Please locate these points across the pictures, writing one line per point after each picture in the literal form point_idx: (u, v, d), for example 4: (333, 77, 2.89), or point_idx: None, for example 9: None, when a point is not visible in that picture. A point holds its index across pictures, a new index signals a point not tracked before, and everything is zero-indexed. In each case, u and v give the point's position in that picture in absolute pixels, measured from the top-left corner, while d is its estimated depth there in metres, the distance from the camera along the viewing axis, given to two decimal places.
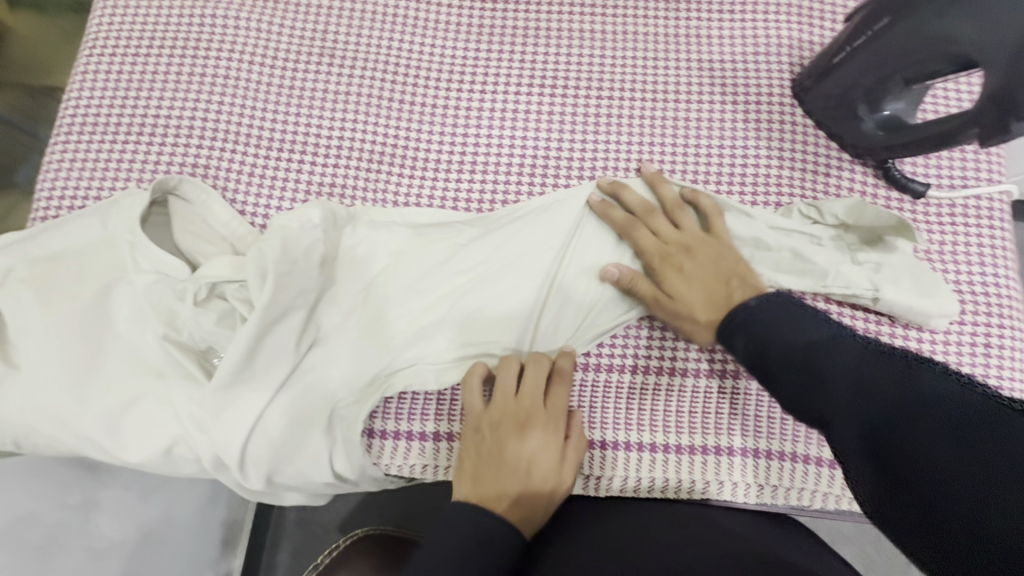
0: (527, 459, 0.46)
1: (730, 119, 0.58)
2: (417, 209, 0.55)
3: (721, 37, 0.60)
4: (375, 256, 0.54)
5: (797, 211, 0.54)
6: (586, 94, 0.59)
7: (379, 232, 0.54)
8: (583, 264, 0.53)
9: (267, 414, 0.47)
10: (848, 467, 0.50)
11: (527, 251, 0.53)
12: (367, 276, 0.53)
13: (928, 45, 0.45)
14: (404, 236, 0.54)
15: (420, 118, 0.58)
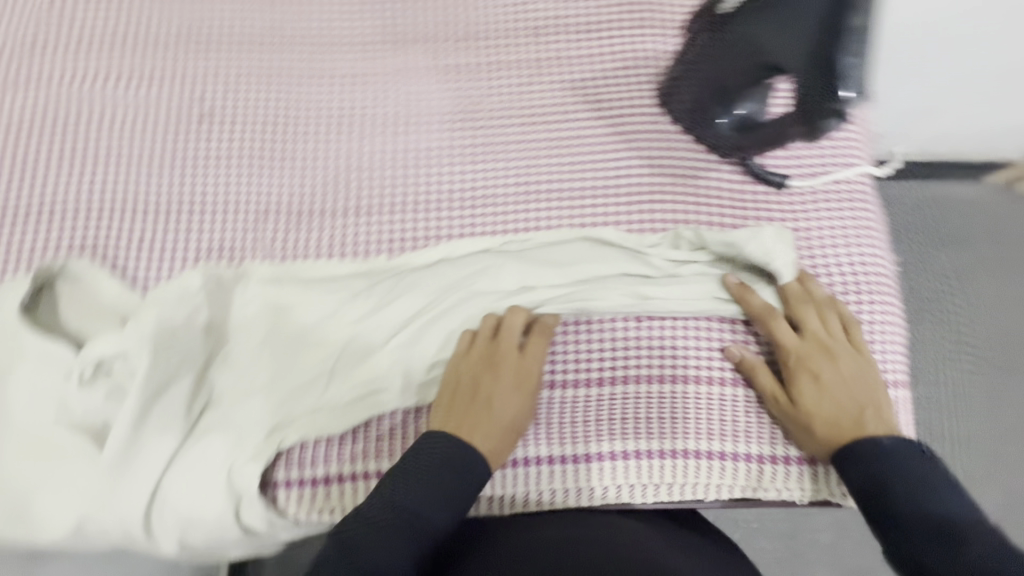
0: (493, 399, 0.52)
1: (601, 137, 0.61)
2: (304, 261, 0.57)
3: (587, 58, 0.62)
4: (266, 312, 0.54)
5: (681, 233, 0.56)
6: (463, 127, 0.61)
7: (269, 288, 0.55)
8: (464, 294, 0.56)
9: (166, 480, 0.49)
10: (738, 456, 0.53)
11: (408, 288, 0.56)
12: (258, 331, 0.54)
13: (751, 55, 0.50)
14: (292, 289, 0.55)
15: (303, 171, 0.60)
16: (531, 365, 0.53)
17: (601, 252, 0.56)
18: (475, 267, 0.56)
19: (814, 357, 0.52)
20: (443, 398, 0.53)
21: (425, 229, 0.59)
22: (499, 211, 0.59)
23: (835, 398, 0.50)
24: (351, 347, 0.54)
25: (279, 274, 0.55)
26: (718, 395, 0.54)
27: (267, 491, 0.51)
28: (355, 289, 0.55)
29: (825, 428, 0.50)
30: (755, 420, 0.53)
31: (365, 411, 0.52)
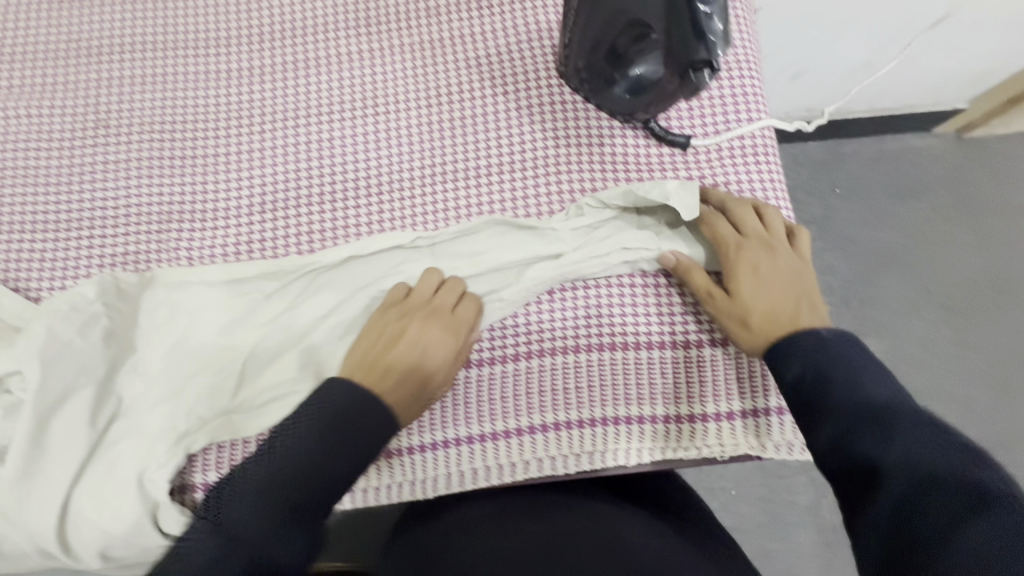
0: (415, 355, 0.52)
1: (505, 110, 0.59)
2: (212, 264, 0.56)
3: (484, 33, 0.61)
4: (176, 317, 0.54)
5: (586, 203, 0.55)
6: (363, 113, 0.59)
7: (177, 292, 0.55)
8: (376, 287, 0.56)
9: (76, 494, 0.48)
10: (654, 418, 0.53)
11: (316, 288, 0.55)
12: (171, 337, 0.54)
13: (617, 16, 0.49)
14: (203, 293, 0.55)
15: (205, 172, 0.58)
16: (449, 311, 0.52)
17: (511, 230, 0.55)
18: (384, 264, 0.56)
19: (748, 258, 0.52)
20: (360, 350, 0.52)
21: (333, 221, 0.57)
22: (406, 194, 0.57)
23: (775, 297, 0.51)
24: (262, 348, 0.53)
25: (186, 277, 0.55)
26: (634, 359, 0.54)
27: (186, 495, 0.52)
28: (263, 289, 0.55)
29: (764, 320, 0.50)
30: (673, 380, 0.53)
31: (276, 410, 0.52)
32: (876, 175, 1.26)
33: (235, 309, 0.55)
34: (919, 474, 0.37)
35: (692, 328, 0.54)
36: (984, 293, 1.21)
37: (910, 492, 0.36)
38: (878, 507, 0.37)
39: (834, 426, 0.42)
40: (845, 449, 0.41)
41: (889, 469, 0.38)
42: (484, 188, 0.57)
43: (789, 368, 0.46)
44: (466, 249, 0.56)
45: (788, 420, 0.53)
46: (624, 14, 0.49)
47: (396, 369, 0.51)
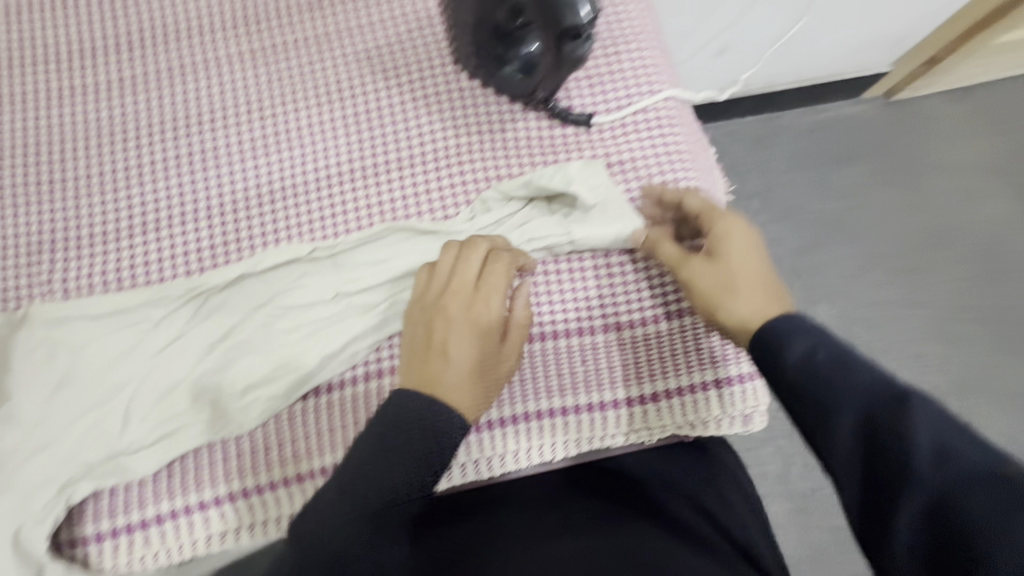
0: (446, 348, 0.46)
1: (399, 103, 0.56)
2: (91, 295, 0.50)
3: (371, 25, 0.57)
4: (55, 358, 0.48)
5: (490, 199, 0.53)
6: (248, 119, 0.55)
7: (53, 330, 0.48)
8: (278, 308, 0.51)
9: None
10: (579, 409, 0.51)
11: (208, 314, 0.50)
12: (53, 378, 0.47)
13: None
14: (84, 327, 0.49)
15: (74, 195, 0.53)
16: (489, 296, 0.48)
17: (415, 232, 0.52)
18: (283, 280, 0.51)
19: (728, 236, 0.47)
20: (445, 328, 0.47)
21: (222, 235, 0.52)
22: (299, 200, 0.53)
23: (760, 281, 0.46)
24: (154, 383, 0.49)
25: (65, 313, 0.48)
26: (552, 349, 0.51)
27: (76, 548, 0.47)
28: (153, 318, 0.50)
29: (744, 299, 0.45)
30: (594, 368, 0.51)
31: (172, 446, 0.48)
32: (811, 143, 1.27)
33: (121, 344, 0.49)
34: (956, 464, 0.34)
35: (611, 311, 0.52)
36: (926, 249, 1.23)
37: (951, 486, 0.33)
38: (915, 501, 0.34)
39: (852, 409, 0.37)
40: (874, 435, 0.36)
41: (927, 464, 0.34)
42: (384, 186, 0.54)
43: (794, 343, 0.41)
44: (371, 259, 0.52)
45: (713, 395, 0.51)
46: None
47: (472, 359, 0.46)
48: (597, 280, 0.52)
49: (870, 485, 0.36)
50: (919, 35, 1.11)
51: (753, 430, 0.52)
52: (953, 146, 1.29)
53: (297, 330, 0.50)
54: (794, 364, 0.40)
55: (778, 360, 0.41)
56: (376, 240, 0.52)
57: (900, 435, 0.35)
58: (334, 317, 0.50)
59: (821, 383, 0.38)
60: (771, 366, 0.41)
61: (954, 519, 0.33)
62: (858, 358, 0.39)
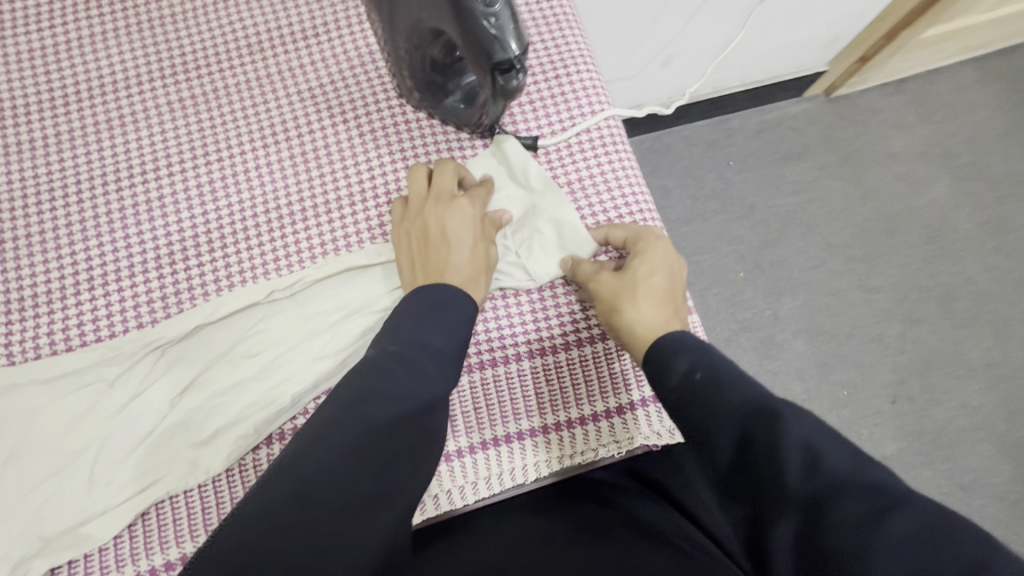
0: (437, 240, 0.49)
1: (347, 139, 0.56)
2: (41, 360, 0.48)
3: (314, 64, 0.58)
4: (5, 427, 0.46)
5: None
6: (195, 165, 0.54)
7: (4, 398, 0.47)
8: (240, 357, 0.49)
9: None
10: (547, 429, 0.51)
11: (164, 367, 0.49)
12: (3, 449, 0.45)
13: (415, 21, 0.46)
14: (34, 393, 0.47)
15: (15, 255, 0.51)
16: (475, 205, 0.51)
17: (376, 272, 0.52)
18: (239, 324, 0.50)
19: (642, 262, 0.49)
20: (440, 236, 0.49)
21: (174, 283, 0.51)
22: (250, 243, 0.53)
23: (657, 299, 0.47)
24: (111, 445, 0.47)
25: (16, 378, 0.47)
26: (515, 372, 0.52)
27: None
28: (109, 378, 0.48)
29: (642, 312, 0.46)
30: (558, 386, 0.52)
31: (132, 510, 0.46)
32: (761, 143, 1.32)
33: (75, 408, 0.47)
34: (820, 475, 0.34)
35: (571, 328, 0.52)
36: (877, 236, 1.29)
37: (818, 496, 0.33)
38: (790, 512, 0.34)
39: (727, 435, 0.37)
40: (745, 450, 0.36)
41: (795, 479, 0.34)
42: (337, 223, 0.54)
43: (677, 363, 0.41)
44: (334, 301, 0.51)
45: None
46: (420, 20, 0.45)
47: (471, 250, 0.49)
48: (555, 300, 0.53)
49: (752, 499, 0.36)
50: (849, 36, 1.18)
51: None
52: (894, 136, 1.35)
53: (260, 372, 0.49)
54: (676, 385, 0.41)
55: (666, 373, 0.42)
56: (336, 282, 0.52)
57: (767, 455, 0.35)
58: (293, 355, 0.49)
59: (695, 407, 0.39)
60: (657, 376, 0.42)
61: (830, 534, 0.33)
62: (729, 375, 0.40)
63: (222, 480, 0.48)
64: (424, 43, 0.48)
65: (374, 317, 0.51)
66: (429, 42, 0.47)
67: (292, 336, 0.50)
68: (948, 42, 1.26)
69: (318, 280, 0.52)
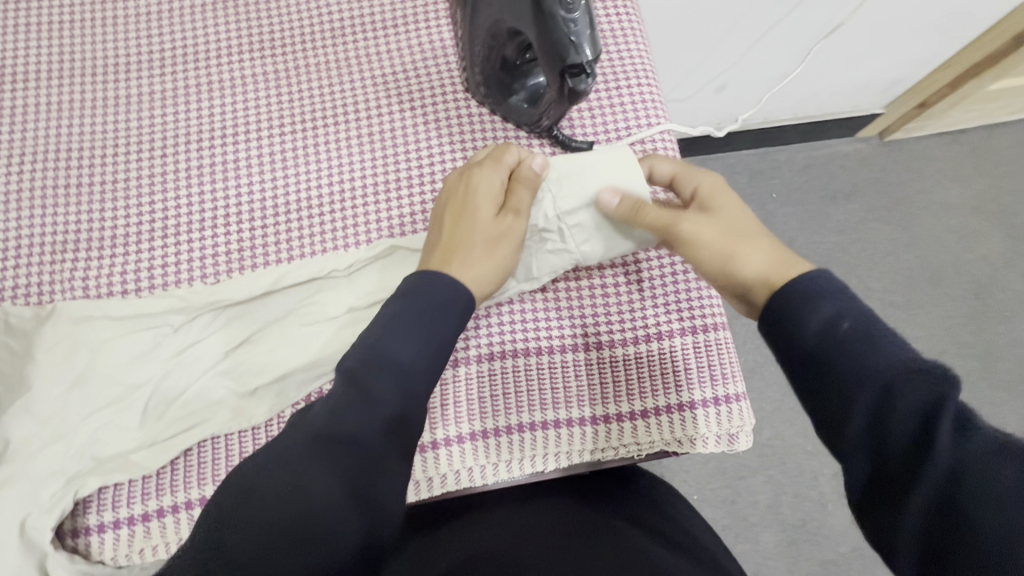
0: (445, 216, 0.51)
1: (413, 125, 0.59)
2: (115, 299, 0.52)
3: (391, 52, 0.61)
4: (74, 352, 0.49)
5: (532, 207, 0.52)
6: (271, 135, 0.58)
7: (77, 326, 0.50)
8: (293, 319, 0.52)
9: None
10: (573, 422, 0.52)
11: (231, 321, 0.52)
12: (71, 372, 0.49)
13: (496, 19, 0.48)
14: (105, 326, 0.50)
15: (102, 198, 0.56)
16: (492, 174, 0.51)
17: None
18: (301, 293, 0.53)
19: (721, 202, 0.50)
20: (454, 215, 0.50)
21: (240, 240, 0.55)
22: (313, 210, 0.56)
23: (766, 241, 0.47)
24: (168, 385, 0.50)
25: (91, 311, 0.51)
26: (539, 364, 0.53)
27: (74, 540, 0.47)
28: (174, 322, 0.51)
29: (739, 255, 0.47)
30: (588, 382, 0.53)
31: (181, 445, 0.49)
32: (807, 178, 1.32)
33: (140, 345, 0.50)
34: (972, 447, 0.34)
35: (605, 329, 0.54)
36: (920, 285, 1.26)
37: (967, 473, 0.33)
38: (919, 502, 0.34)
39: (872, 392, 0.37)
40: (890, 415, 0.36)
41: (946, 446, 0.34)
42: (395, 201, 0.57)
43: (822, 310, 0.40)
44: (385, 283, 0.53)
45: (703, 413, 0.52)
46: (500, 19, 0.48)
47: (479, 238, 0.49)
48: (592, 299, 0.54)
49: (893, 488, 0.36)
50: (910, 80, 1.16)
51: (740, 449, 0.53)
52: (947, 186, 1.32)
53: (308, 335, 0.51)
54: (819, 329, 0.39)
55: (797, 331, 0.40)
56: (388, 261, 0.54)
57: (925, 425, 0.35)
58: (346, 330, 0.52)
59: (850, 360, 0.38)
60: (787, 329, 0.41)
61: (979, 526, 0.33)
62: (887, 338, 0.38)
63: (261, 429, 0.51)
64: (502, 40, 0.50)
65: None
66: (507, 39, 0.50)
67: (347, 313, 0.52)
68: (1014, 97, 1.24)
69: (372, 260, 0.54)
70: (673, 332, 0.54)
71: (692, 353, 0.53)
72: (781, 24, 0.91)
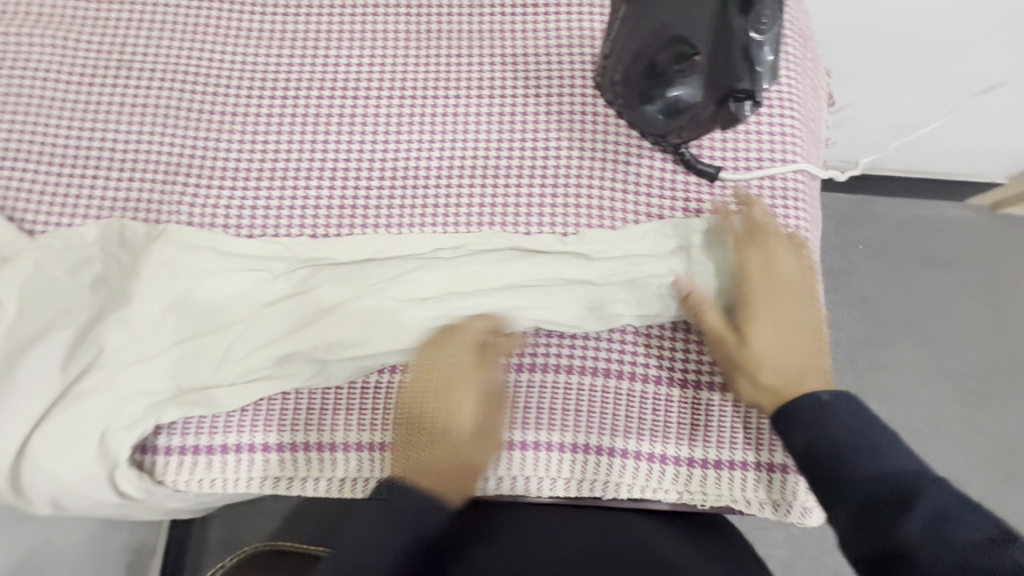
0: (416, 423, 0.49)
1: (533, 112, 0.57)
2: (222, 234, 0.53)
3: (526, 32, 0.59)
4: (176, 278, 0.51)
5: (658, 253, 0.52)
6: (391, 97, 0.57)
7: (185, 253, 0.52)
8: (385, 290, 0.52)
9: (35, 439, 0.47)
10: (640, 455, 0.50)
11: (326, 280, 0.53)
12: (170, 298, 0.51)
13: (660, 28, 0.46)
14: (209, 259, 0.52)
15: (219, 127, 0.56)
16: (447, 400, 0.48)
17: (527, 257, 0.53)
18: (399, 269, 0.53)
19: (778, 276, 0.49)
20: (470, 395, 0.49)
21: (341, 196, 0.55)
22: (419, 180, 0.55)
23: (790, 335, 0.48)
24: (254, 330, 0.51)
25: (199, 242, 0.52)
26: (616, 389, 0.51)
27: (145, 456, 0.49)
28: (274, 270, 0.53)
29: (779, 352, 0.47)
30: (663, 418, 0.51)
31: (258, 391, 0.50)
32: (907, 237, 1.22)
33: (238, 285, 0.52)
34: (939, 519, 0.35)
35: (692, 369, 0.52)
36: (1003, 377, 1.16)
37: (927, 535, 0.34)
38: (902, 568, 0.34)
39: (859, 468, 0.39)
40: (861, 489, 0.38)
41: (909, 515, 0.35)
42: (502, 188, 0.55)
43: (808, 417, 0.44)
44: (481, 275, 0.53)
45: (778, 479, 0.49)
46: (668, 27, 0.45)
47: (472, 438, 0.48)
48: (684, 335, 0.52)
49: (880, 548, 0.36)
50: None
51: (810, 524, 0.49)
52: None
53: (397, 310, 0.52)
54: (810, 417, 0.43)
55: (795, 418, 0.44)
56: (490, 256, 0.53)
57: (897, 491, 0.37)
58: (439, 320, 0.52)
59: (830, 443, 0.42)
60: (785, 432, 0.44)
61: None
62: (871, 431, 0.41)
63: (333, 391, 0.51)
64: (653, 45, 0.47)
65: (525, 309, 0.52)
66: (661, 45, 0.46)
67: (441, 301, 0.52)
68: None
69: (474, 250, 0.53)
70: None
71: None
72: (943, 74, 0.84)
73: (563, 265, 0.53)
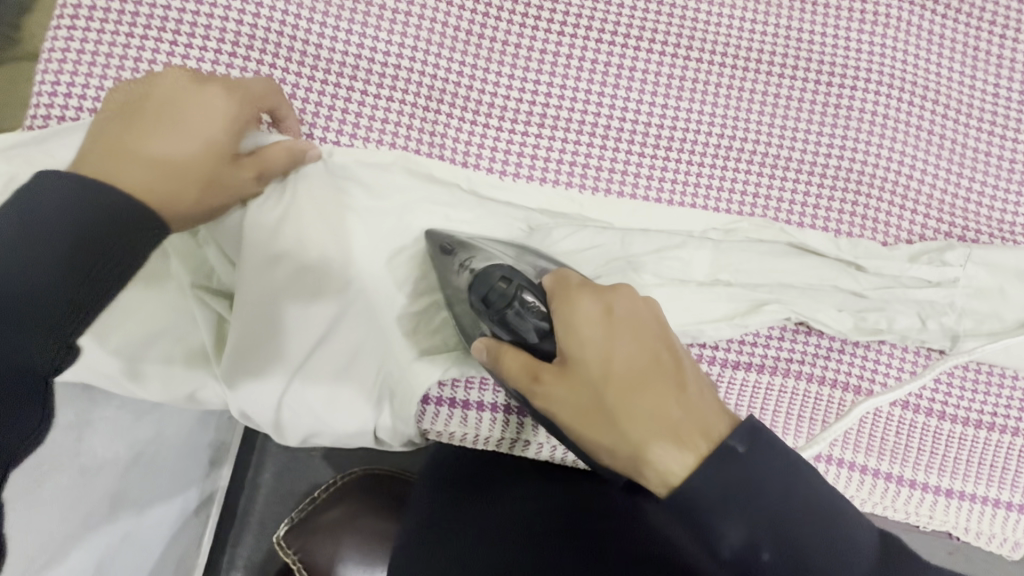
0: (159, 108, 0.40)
1: (818, 101, 0.54)
2: (490, 177, 0.50)
3: (827, 8, 0.55)
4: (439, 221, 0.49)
5: (931, 276, 0.51)
6: (671, 56, 0.53)
7: (449, 194, 0.50)
8: (654, 261, 0.50)
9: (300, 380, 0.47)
10: (878, 472, 0.52)
11: (585, 243, 0.50)
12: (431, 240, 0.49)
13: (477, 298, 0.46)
14: (471, 204, 0.50)
15: (488, 57, 0.52)
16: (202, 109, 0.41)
17: (801, 258, 0.51)
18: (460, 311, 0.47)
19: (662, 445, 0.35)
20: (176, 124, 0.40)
21: (613, 160, 0.52)
22: (694, 156, 0.53)
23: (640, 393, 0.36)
24: None
25: (463, 181, 0.50)
26: (865, 405, 0.52)
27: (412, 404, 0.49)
28: (533, 223, 0.51)
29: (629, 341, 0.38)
30: (904, 443, 0.52)
31: None
32: None
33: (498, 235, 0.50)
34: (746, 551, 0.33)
35: (940, 398, 0.52)
36: None
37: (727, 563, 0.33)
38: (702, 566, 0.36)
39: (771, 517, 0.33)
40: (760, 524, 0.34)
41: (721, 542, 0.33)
42: (780, 179, 0.53)
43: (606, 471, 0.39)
44: (754, 267, 0.51)
45: (999, 512, 0.52)
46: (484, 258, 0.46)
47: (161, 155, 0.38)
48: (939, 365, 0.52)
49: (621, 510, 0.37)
50: None
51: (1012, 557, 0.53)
52: None
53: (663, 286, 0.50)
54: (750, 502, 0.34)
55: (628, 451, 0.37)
56: (763, 252, 0.51)
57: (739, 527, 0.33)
58: (705, 308, 0.49)
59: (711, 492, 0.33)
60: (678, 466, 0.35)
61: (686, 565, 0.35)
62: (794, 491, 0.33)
63: None
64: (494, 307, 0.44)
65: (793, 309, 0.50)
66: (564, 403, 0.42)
67: (710, 286, 0.50)
68: None
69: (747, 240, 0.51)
70: (1002, 427, 0.52)
71: (1011, 454, 0.52)
72: None
73: (834, 273, 0.51)
